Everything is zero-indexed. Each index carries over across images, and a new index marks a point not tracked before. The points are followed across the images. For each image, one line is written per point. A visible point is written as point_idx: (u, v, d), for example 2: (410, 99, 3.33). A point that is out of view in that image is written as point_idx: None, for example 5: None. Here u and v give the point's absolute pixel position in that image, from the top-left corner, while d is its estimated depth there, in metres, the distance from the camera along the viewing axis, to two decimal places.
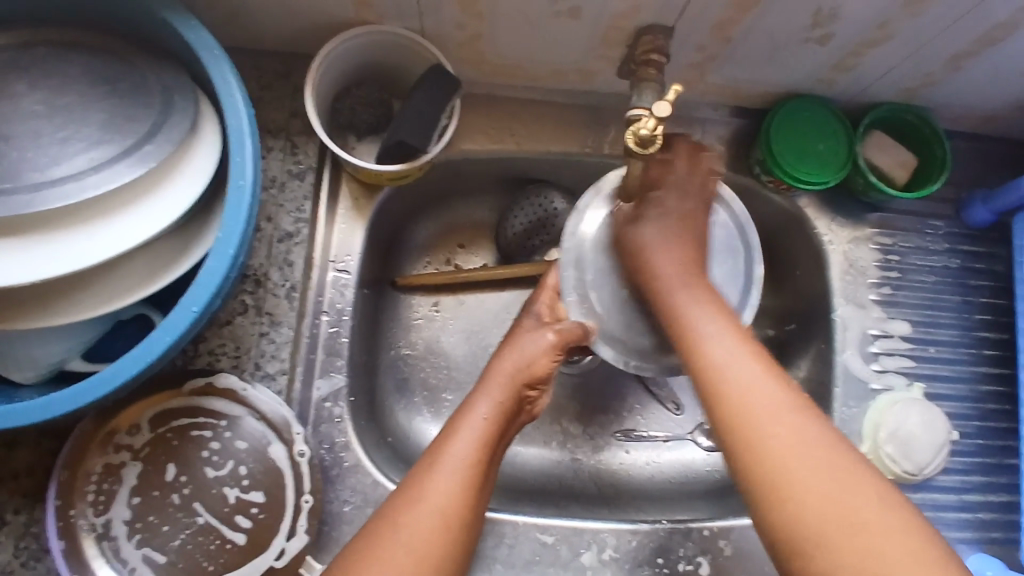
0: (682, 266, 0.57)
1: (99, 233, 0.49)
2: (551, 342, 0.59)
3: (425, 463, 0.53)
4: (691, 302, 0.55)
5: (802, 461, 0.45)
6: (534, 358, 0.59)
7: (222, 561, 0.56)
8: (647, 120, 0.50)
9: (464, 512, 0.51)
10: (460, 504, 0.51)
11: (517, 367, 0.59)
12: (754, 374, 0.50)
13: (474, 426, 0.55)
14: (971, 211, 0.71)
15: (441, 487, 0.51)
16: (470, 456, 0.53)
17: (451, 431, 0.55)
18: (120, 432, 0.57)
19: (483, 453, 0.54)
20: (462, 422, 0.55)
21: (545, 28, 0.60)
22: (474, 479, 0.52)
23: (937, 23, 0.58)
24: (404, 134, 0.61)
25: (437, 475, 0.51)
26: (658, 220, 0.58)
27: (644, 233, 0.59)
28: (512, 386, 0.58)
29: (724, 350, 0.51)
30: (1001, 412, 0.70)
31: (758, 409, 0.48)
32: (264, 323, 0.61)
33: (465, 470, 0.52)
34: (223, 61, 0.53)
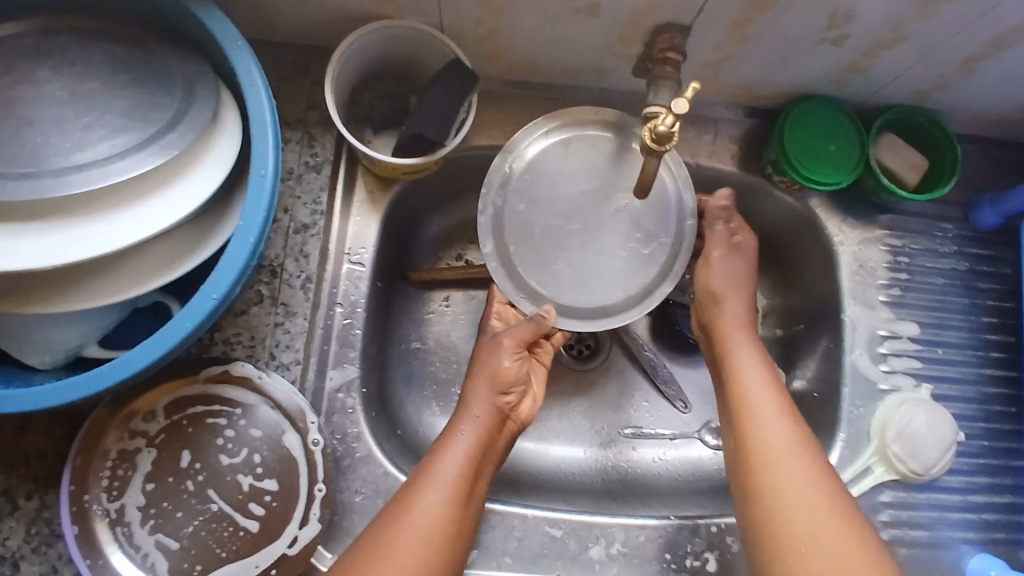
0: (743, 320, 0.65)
1: (123, 220, 0.50)
2: (512, 348, 0.62)
3: (415, 483, 0.55)
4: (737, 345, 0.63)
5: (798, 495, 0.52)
6: (506, 367, 0.61)
7: (234, 548, 0.56)
8: (665, 116, 0.51)
9: (458, 527, 0.54)
10: (449, 519, 0.53)
11: (496, 381, 0.60)
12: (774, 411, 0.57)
13: (460, 444, 0.57)
14: (980, 214, 0.72)
15: (431, 510, 0.53)
16: (457, 473, 0.55)
17: (439, 453, 0.56)
18: (136, 418, 0.57)
19: (467, 468, 0.56)
20: (448, 444, 0.57)
21: (564, 24, 0.60)
22: (461, 492, 0.54)
23: (952, 25, 0.58)
24: (421, 127, 0.61)
25: (427, 494, 0.53)
26: (736, 258, 0.66)
27: (727, 266, 0.66)
28: (492, 401, 0.60)
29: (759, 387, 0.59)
30: (1006, 414, 0.70)
31: (769, 438, 0.55)
32: (279, 313, 0.61)
33: (456, 487, 0.54)
34: (245, 51, 0.53)
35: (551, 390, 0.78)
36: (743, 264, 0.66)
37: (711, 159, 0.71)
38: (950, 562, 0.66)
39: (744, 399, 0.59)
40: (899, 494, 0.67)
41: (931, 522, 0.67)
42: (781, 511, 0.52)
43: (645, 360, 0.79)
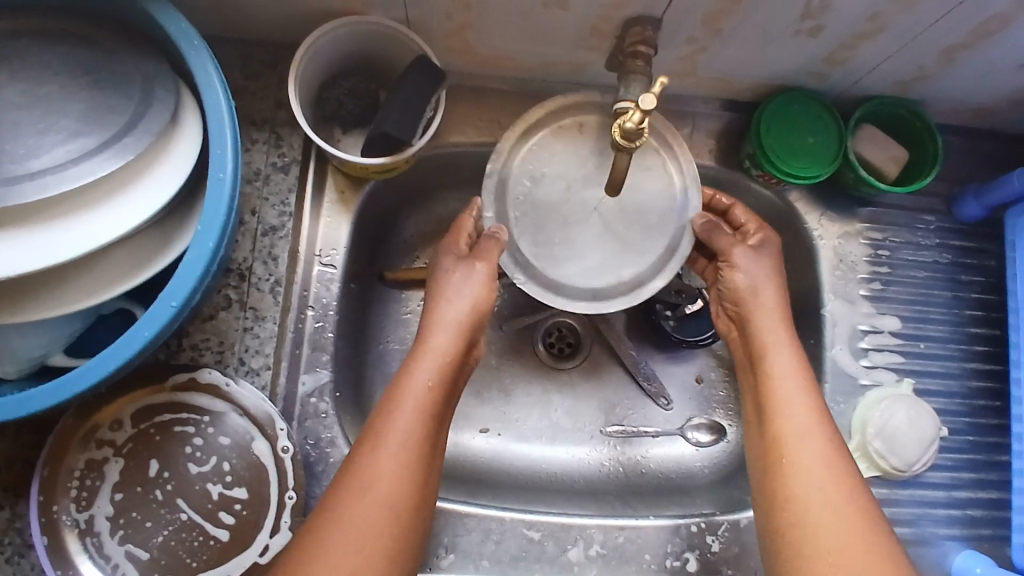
0: (777, 306, 0.60)
1: (80, 227, 0.49)
2: (482, 275, 0.58)
3: (348, 476, 0.51)
4: (769, 334, 0.59)
5: (822, 505, 0.51)
6: (473, 299, 0.58)
7: (205, 558, 0.56)
8: (633, 113, 0.50)
9: (411, 499, 0.51)
10: (398, 497, 0.50)
11: (459, 312, 0.57)
12: (797, 400, 0.56)
13: (415, 394, 0.54)
14: (962, 206, 0.71)
15: (383, 476, 0.50)
16: (409, 443, 0.52)
17: (383, 428, 0.53)
18: (102, 428, 0.56)
19: (424, 427, 0.53)
20: (394, 402, 0.54)
21: (533, 18, 0.59)
22: (419, 456, 0.52)
23: (928, 15, 0.57)
24: (389, 126, 0.60)
25: (360, 484, 0.50)
26: (754, 258, 0.61)
27: (740, 264, 0.61)
28: (456, 337, 0.57)
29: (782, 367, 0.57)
30: (990, 408, 0.69)
31: (798, 447, 0.54)
32: (248, 318, 0.60)
33: (406, 461, 0.51)
34: (203, 51, 0.52)
35: (533, 389, 0.77)
36: (766, 260, 0.61)
37: None
38: (934, 559, 0.66)
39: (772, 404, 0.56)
40: (881, 491, 0.66)
41: (915, 519, 0.66)
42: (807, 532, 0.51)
43: (627, 358, 0.77)
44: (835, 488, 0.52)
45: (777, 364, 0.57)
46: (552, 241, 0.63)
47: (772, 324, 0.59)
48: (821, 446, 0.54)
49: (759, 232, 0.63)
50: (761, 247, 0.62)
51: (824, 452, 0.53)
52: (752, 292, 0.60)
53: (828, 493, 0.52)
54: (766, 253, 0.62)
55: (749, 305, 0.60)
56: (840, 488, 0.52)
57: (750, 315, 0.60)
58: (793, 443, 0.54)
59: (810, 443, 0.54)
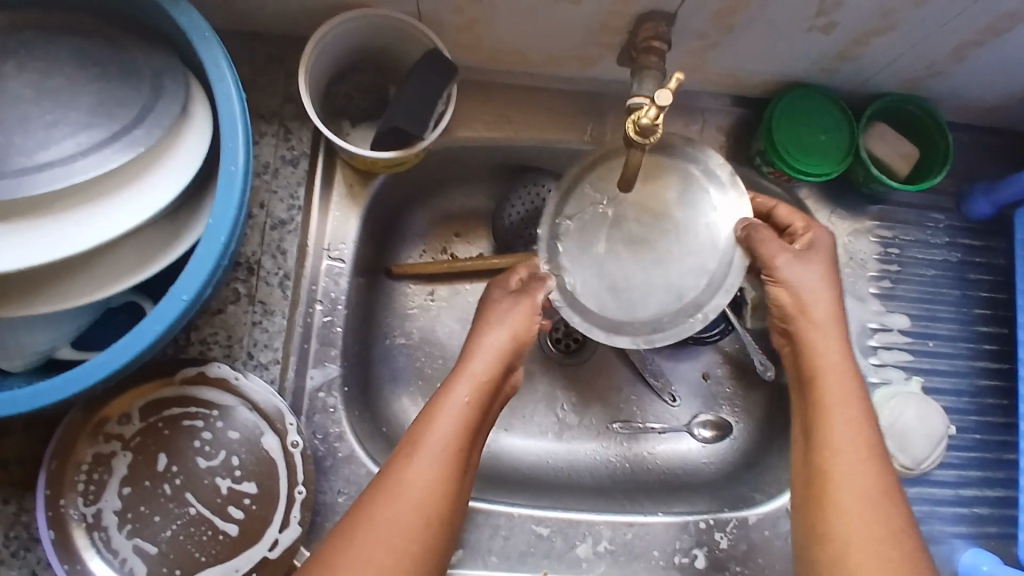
0: (833, 319, 0.56)
1: (89, 220, 0.48)
2: (523, 312, 0.57)
3: (379, 486, 0.50)
4: (821, 354, 0.56)
5: (863, 536, 0.50)
6: (514, 329, 0.56)
7: (214, 553, 0.55)
8: (648, 109, 0.50)
9: (432, 536, 0.49)
10: (416, 534, 0.48)
11: (504, 340, 0.55)
12: (848, 427, 0.53)
13: (447, 422, 0.52)
14: (972, 204, 0.70)
15: (417, 492, 0.49)
16: (436, 477, 0.50)
17: (408, 461, 0.50)
18: (110, 421, 0.56)
19: (454, 460, 0.51)
20: (435, 417, 0.52)
21: (545, 13, 0.59)
22: (446, 490, 0.50)
23: (942, 12, 0.57)
24: (399, 120, 0.59)
25: (378, 521, 0.48)
26: (806, 264, 0.57)
27: (797, 274, 0.57)
28: (494, 362, 0.55)
29: (833, 385, 0.54)
30: (998, 407, 0.69)
31: (843, 478, 0.52)
32: (257, 312, 0.60)
33: (430, 497, 0.49)
34: (214, 43, 0.51)
35: (540, 385, 0.76)
36: (823, 269, 0.58)
37: None
38: (941, 556, 0.66)
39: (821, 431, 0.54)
40: None
41: (923, 517, 0.66)
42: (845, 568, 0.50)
43: (634, 355, 0.77)
44: (877, 525, 0.50)
45: (828, 386, 0.54)
46: (604, 273, 0.60)
47: (828, 344, 0.56)
48: (868, 477, 0.52)
49: (808, 235, 0.59)
50: (812, 248, 0.58)
51: (869, 485, 0.51)
52: (806, 303, 0.56)
53: (869, 525, 0.50)
54: (822, 261, 0.58)
55: (800, 321, 0.57)
56: (883, 522, 0.50)
57: (802, 332, 0.56)
58: (839, 472, 0.52)
59: (856, 475, 0.52)
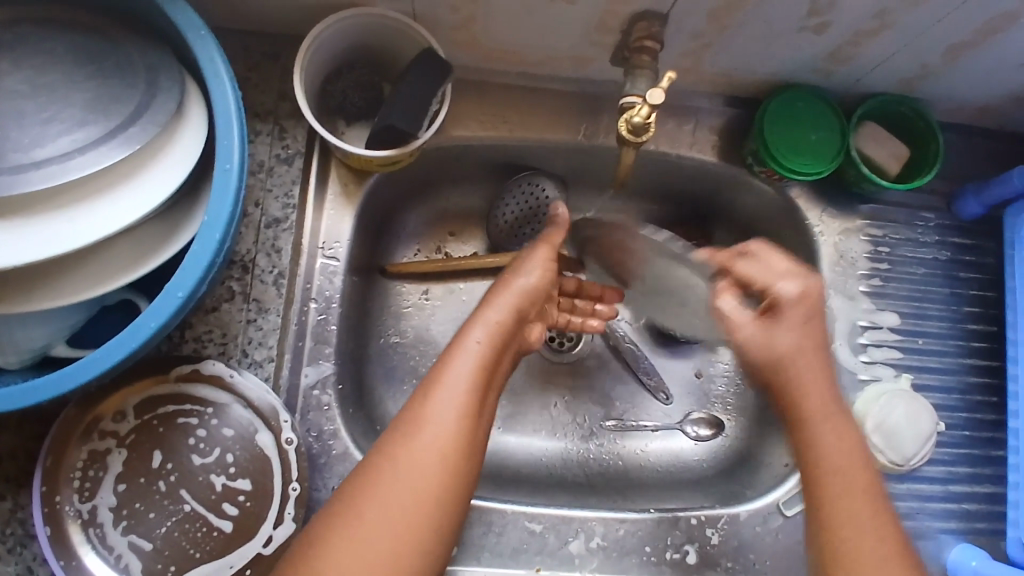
0: (818, 363, 0.54)
1: (85, 217, 0.48)
2: (545, 258, 0.59)
3: (396, 431, 0.48)
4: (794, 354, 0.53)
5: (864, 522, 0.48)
6: (537, 279, 0.57)
7: (208, 549, 0.56)
8: (641, 107, 0.51)
9: (438, 503, 0.47)
10: (421, 501, 0.46)
11: (521, 287, 0.56)
12: (823, 425, 0.52)
13: (459, 378, 0.50)
14: (962, 203, 0.71)
15: (431, 434, 0.47)
16: (444, 439, 0.48)
17: (414, 424, 0.48)
18: (105, 419, 0.56)
19: (463, 421, 0.49)
20: (448, 363, 0.51)
21: (540, 12, 0.59)
22: (454, 453, 0.48)
23: (933, 13, 0.57)
24: (394, 119, 0.60)
25: (378, 488, 0.46)
26: (788, 324, 0.54)
27: (773, 338, 0.54)
28: (514, 308, 0.55)
29: (811, 394, 0.53)
30: (987, 404, 0.70)
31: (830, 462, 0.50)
32: (252, 310, 0.60)
33: (436, 462, 0.47)
34: (210, 42, 0.52)
35: (533, 384, 0.77)
36: (812, 318, 0.54)
37: (690, 149, 0.70)
38: (930, 552, 0.67)
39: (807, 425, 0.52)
40: None
41: (913, 513, 0.67)
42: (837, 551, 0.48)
43: (626, 352, 0.78)
44: (865, 508, 0.49)
45: (811, 399, 0.53)
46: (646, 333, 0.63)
47: (815, 375, 0.53)
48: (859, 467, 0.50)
49: (783, 285, 0.54)
50: (796, 302, 0.54)
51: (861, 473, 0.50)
52: (779, 364, 0.54)
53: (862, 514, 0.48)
54: (813, 318, 0.54)
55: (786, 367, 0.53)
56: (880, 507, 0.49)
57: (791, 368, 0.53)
58: (831, 467, 0.50)
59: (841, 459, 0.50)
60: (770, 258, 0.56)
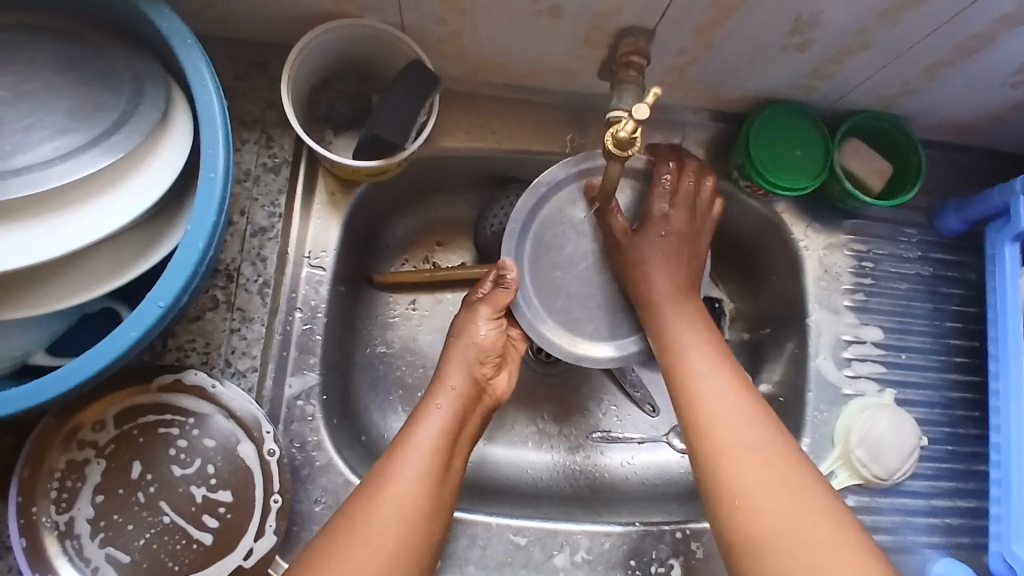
0: (674, 279, 0.62)
1: (66, 225, 0.48)
2: (488, 315, 0.62)
3: (366, 489, 0.52)
4: (676, 322, 0.60)
5: (751, 480, 0.52)
6: (484, 335, 0.62)
7: (187, 562, 0.55)
8: (626, 122, 0.51)
9: (405, 563, 0.50)
10: (390, 561, 0.50)
11: (475, 349, 0.61)
12: (724, 395, 0.56)
13: (425, 439, 0.55)
14: (944, 219, 0.72)
15: (401, 484, 0.52)
16: (410, 500, 0.52)
17: (383, 486, 0.52)
18: (84, 428, 0.56)
19: (427, 483, 0.53)
20: (415, 430, 0.56)
21: (527, 26, 0.59)
22: (422, 513, 0.52)
23: (913, 33, 0.58)
24: (381, 129, 0.60)
25: (346, 548, 0.49)
26: (654, 244, 0.62)
27: (634, 255, 0.62)
28: (466, 373, 0.60)
29: (695, 363, 0.58)
30: (969, 419, 0.71)
31: (728, 431, 0.54)
32: (236, 319, 0.59)
33: (401, 521, 0.51)
34: (196, 50, 0.51)
35: (519, 395, 0.77)
36: (673, 240, 0.62)
37: None
38: (914, 566, 0.67)
39: (693, 397, 0.56)
40: (863, 499, 0.68)
41: (896, 527, 0.67)
42: (755, 515, 0.51)
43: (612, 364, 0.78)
44: (778, 468, 0.52)
45: (696, 372, 0.57)
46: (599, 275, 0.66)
47: (671, 296, 0.61)
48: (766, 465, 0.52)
49: (654, 242, 0.62)
50: (676, 211, 0.62)
51: (778, 470, 0.52)
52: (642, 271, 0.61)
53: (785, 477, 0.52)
54: (676, 241, 0.62)
55: (656, 295, 0.61)
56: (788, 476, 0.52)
57: (657, 304, 0.61)
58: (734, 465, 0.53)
59: (745, 438, 0.53)
60: (678, 210, 0.62)
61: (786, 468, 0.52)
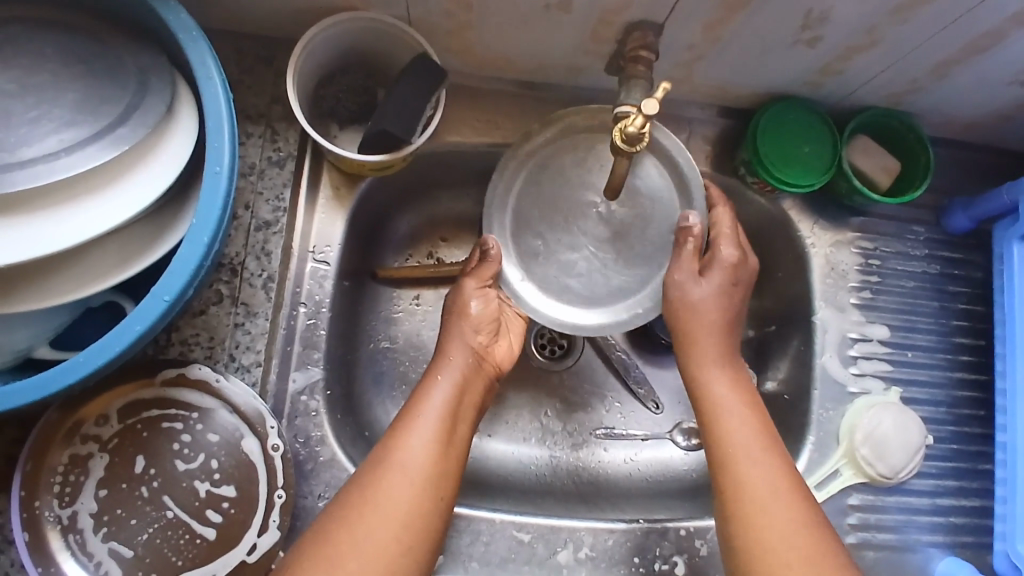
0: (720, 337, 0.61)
1: (70, 218, 0.47)
2: (475, 288, 0.63)
3: (376, 456, 0.52)
4: (716, 380, 0.60)
5: (775, 545, 0.51)
6: (475, 308, 0.62)
7: (190, 557, 0.55)
8: (635, 117, 0.51)
9: (419, 528, 0.50)
10: (404, 527, 0.49)
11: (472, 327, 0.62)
12: (758, 458, 0.55)
13: (430, 409, 0.55)
14: (952, 218, 0.72)
15: (410, 451, 0.52)
16: (420, 465, 0.52)
17: (390, 456, 0.52)
18: (87, 422, 0.55)
19: (436, 450, 0.53)
20: (421, 400, 0.56)
21: (535, 20, 0.59)
22: (429, 484, 0.51)
23: (924, 30, 0.58)
24: (387, 123, 0.59)
25: (358, 514, 0.49)
26: (712, 280, 0.61)
27: (689, 287, 0.61)
28: (466, 349, 0.61)
29: (732, 423, 0.57)
30: (974, 417, 0.70)
31: (757, 497, 0.53)
32: (240, 313, 0.59)
33: (412, 486, 0.51)
34: (201, 43, 0.51)
35: (522, 391, 0.77)
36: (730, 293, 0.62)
37: None
38: (918, 565, 0.67)
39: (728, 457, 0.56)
40: (867, 497, 0.67)
41: (900, 526, 0.67)
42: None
43: (616, 360, 0.78)
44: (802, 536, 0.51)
45: (735, 432, 0.57)
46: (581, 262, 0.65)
47: (713, 354, 0.60)
48: (784, 506, 0.53)
49: (709, 283, 0.61)
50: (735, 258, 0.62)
51: (793, 517, 0.52)
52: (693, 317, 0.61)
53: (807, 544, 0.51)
54: (734, 287, 0.62)
55: (697, 348, 0.61)
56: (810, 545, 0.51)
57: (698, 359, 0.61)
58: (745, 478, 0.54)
59: (774, 504, 0.53)
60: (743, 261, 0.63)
61: (810, 538, 0.51)
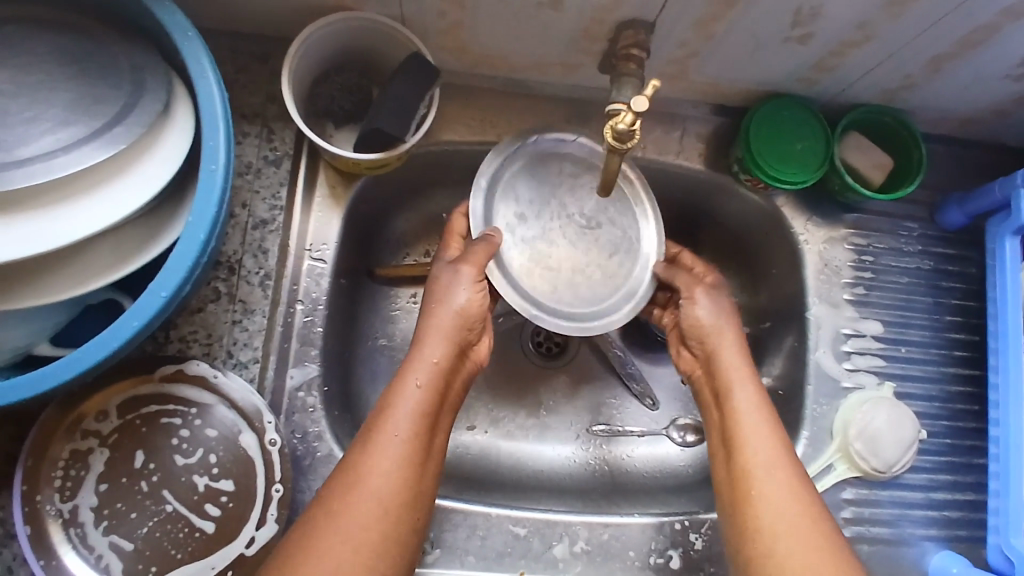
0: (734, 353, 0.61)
1: (68, 216, 0.48)
2: (470, 279, 0.58)
3: (344, 476, 0.52)
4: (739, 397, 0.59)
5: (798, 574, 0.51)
6: (464, 301, 0.58)
7: (189, 550, 0.56)
8: (626, 114, 0.51)
9: (390, 547, 0.51)
10: (374, 549, 0.50)
11: (452, 321, 0.58)
12: (778, 483, 0.55)
13: (401, 423, 0.53)
14: (945, 214, 0.72)
15: (382, 473, 0.51)
16: (390, 487, 0.51)
17: (358, 476, 0.51)
18: (88, 418, 0.56)
19: (409, 467, 0.52)
20: (390, 413, 0.54)
21: (528, 19, 0.59)
22: (401, 504, 0.52)
23: (914, 26, 0.58)
24: (381, 122, 0.60)
25: (329, 538, 0.49)
26: (714, 298, 0.63)
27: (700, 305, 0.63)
28: (448, 347, 0.58)
29: (754, 445, 0.56)
30: (968, 412, 0.71)
31: (778, 525, 0.53)
32: (237, 310, 0.60)
33: (383, 507, 0.51)
34: (197, 43, 0.52)
35: (518, 387, 0.77)
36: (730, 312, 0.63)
37: (677, 157, 0.71)
38: (912, 559, 0.67)
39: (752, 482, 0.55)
40: (861, 491, 0.68)
41: (894, 519, 0.68)
42: None
43: (613, 357, 0.78)
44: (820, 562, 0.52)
45: (755, 456, 0.56)
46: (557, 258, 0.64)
47: (733, 370, 0.60)
48: (805, 531, 0.53)
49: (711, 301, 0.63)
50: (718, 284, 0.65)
51: (810, 543, 0.52)
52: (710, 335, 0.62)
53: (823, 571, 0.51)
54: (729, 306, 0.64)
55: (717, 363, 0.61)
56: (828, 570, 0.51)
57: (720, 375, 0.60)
58: (767, 498, 0.54)
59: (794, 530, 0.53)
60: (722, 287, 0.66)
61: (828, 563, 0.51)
